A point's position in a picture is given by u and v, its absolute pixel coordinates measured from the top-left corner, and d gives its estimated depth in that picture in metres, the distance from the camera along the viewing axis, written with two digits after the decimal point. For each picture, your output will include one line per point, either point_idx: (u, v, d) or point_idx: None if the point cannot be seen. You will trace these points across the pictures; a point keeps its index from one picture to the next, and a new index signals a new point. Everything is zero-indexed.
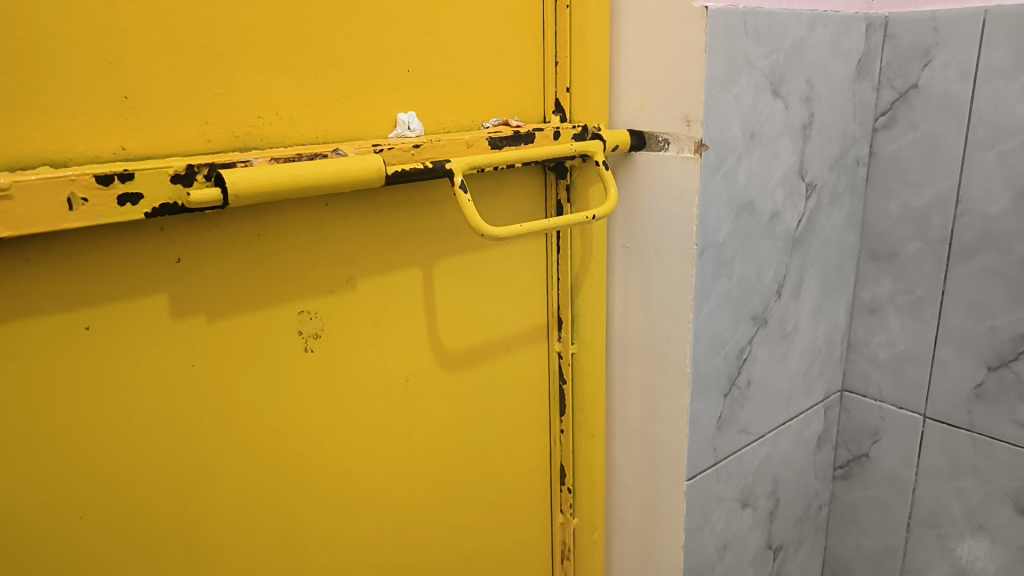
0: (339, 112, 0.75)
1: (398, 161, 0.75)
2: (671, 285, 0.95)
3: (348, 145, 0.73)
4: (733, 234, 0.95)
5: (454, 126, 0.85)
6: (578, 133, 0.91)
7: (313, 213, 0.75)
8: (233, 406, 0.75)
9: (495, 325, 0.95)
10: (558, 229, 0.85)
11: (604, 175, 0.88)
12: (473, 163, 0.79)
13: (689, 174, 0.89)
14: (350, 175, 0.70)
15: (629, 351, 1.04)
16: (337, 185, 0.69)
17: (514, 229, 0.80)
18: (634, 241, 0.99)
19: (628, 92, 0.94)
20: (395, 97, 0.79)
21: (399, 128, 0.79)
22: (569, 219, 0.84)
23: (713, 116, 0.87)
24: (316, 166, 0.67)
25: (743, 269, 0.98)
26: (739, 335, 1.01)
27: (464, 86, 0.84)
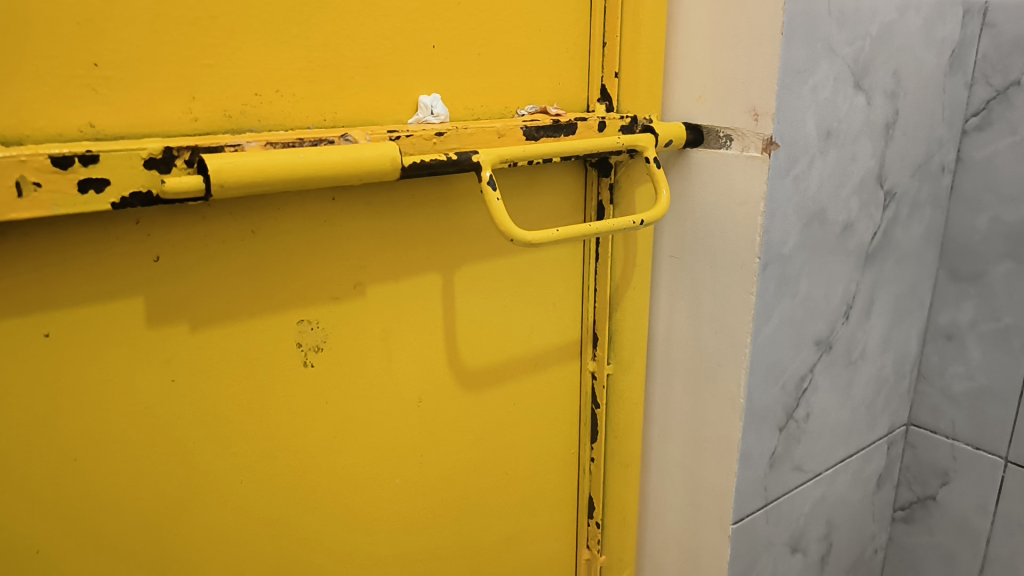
0: (351, 92, 0.65)
1: (417, 151, 0.64)
2: (727, 303, 0.83)
3: (359, 130, 0.62)
4: (800, 246, 0.82)
5: (484, 113, 0.74)
6: (627, 125, 0.79)
7: (317, 209, 0.65)
8: (218, 428, 0.65)
9: (521, 341, 0.84)
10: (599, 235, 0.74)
11: (654, 173, 0.77)
12: (505, 156, 0.68)
13: (753, 177, 0.77)
14: (359, 165, 0.59)
15: (673, 375, 0.92)
16: (343, 176, 0.59)
17: (550, 234, 0.69)
18: (684, 251, 0.87)
19: (685, 80, 0.82)
20: (416, 76, 0.68)
21: (421, 113, 0.68)
22: (613, 225, 0.73)
23: (786, 111, 0.75)
24: (320, 155, 0.57)
25: (809, 288, 0.86)
26: (800, 362, 0.89)
27: (497, 67, 0.73)
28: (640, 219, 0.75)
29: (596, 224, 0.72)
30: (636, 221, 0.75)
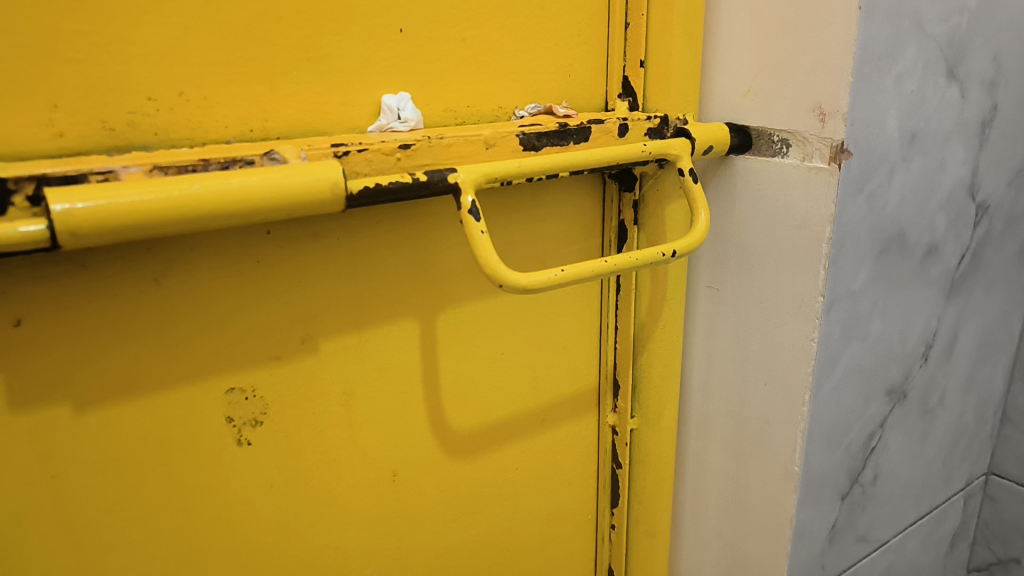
0: (289, 92, 0.49)
1: (374, 170, 0.48)
2: (780, 350, 0.66)
3: (290, 144, 0.46)
4: (873, 279, 0.65)
5: (471, 116, 0.57)
6: (656, 127, 0.63)
7: (247, 248, 0.50)
8: (123, 531, 0.50)
9: (523, 395, 0.68)
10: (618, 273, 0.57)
11: (690, 190, 0.61)
12: (493, 173, 0.52)
13: (818, 194, 0.60)
14: (286, 195, 0.43)
15: (709, 430, 0.75)
16: (266, 208, 0.43)
17: (549, 277, 0.53)
18: (725, 282, 0.70)
19: (729, 70, 0.65)
20: (378, 70, 0.52)
21: (385, 118, 0.52)
22: (637, 259, 0.57)
23: (862, 109, 0.57)
24: (235, 181, 0.41)
25: (882, 328, 0.69)
26: (868, 417, 0.72)
27: (486, 57, 0.57)
28: (671, 249, 0.58)
29: (614, 258, 0.57)
30: (666, 252, 0.58)
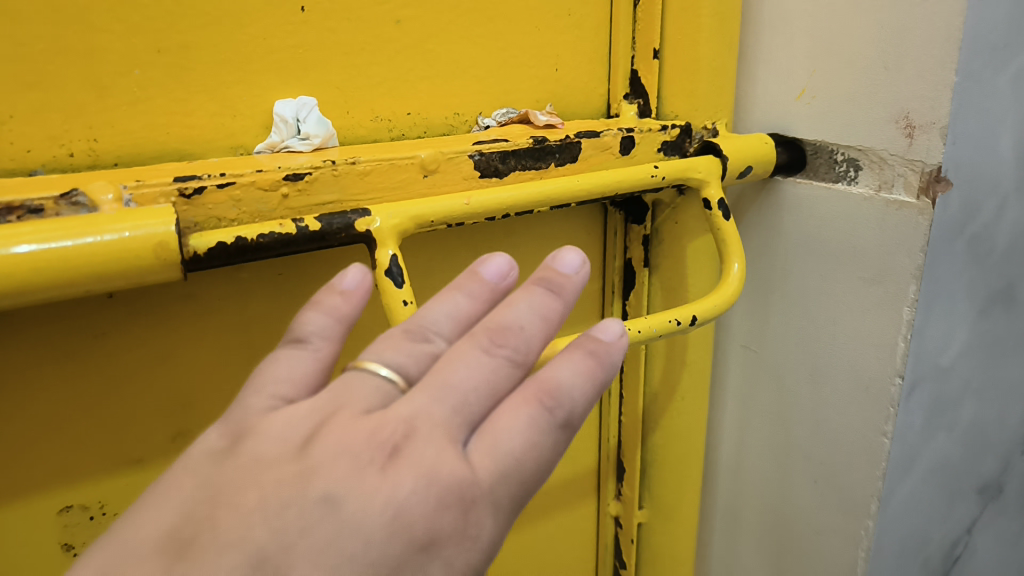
0: (127, 99, 0.34)
1: (250, 214, 0.33)
2: (839, 440, 0.49)
3: (108, 178, 0.31)
4: (970, 350, 0.48)
5: (413, 126, 0.42)
6: (674, 140, 0.47)
7: (75, 326, 0.34)
8: None
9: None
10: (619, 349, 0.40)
11: (720, 230, 0.45)
12: (428, 215, 0.36)
13: (900, 239, 0.42)
14: (71, 263, 0.27)
15: (741, 523, 0.59)
16: (29, 286, 0.27)
17: None
18: (765, 343, 0.54)
19: (777, 62, 0.48)
20: (270, 65, 0.37)
21: (278, 133, 0.37)
22: (638, 332, 0.40)
23: (967, 124, 0.40)
24: None
25: (977, 412, 0.51)
26: (953, 523, 0.55)
27: (436, 46, 0.41)
28: (690, 315, 0.42)
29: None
30: (682, 319, 0.42)
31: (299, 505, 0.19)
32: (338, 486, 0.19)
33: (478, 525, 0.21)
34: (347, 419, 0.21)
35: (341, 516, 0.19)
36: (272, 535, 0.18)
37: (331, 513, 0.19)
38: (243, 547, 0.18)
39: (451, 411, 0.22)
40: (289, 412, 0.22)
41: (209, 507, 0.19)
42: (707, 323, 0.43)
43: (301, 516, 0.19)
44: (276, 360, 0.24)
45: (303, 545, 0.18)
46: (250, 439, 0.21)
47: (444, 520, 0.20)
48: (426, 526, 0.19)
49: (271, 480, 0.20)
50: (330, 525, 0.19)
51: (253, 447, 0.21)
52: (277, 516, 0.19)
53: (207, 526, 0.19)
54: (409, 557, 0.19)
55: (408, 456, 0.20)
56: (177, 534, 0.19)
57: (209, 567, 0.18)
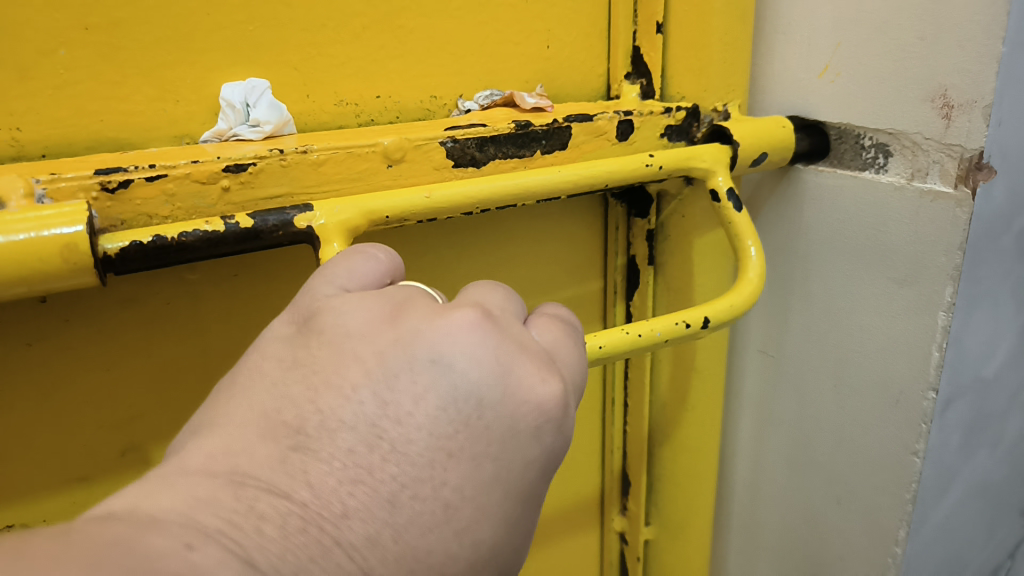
0: (52, 82, 0.30)
1: (187, 209, 0.30)
2: (865, 457, 0.44)
3: (19, 171, 0.28)
4: (1016, 359, 0.42)
5: (384, 110, 0.38)
6: (679, 124, 0.42)
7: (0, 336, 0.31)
8: None
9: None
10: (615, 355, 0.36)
11: (730, 223, 0.40)
12: (391, 210, 0.32)
13: (934, 236, 0.37)
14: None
15: (757, 540, 0.55)
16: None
17: None
18: (784, 347, 0.49)
19: (797, 35, 0.42)
20: (215, 43, 0.33)
21: (225, 119, 0.33)
22: (637, 337, 0.35)
23: (1017, 102, 0.34)
24: None
25: (1022, 426, 0.46)
26: (994, 548, 0.49)
27: (407, 21, 0.37)
28: (701, 317, 0.37)
29: (604, 336, 0.35)
30: (692, 322, 0.37)
31: (409, 381, 0.19)
32: (443, 353, 0.19)
33: (572, 405, 0.21)
34: (428, 304, 0.21)
35: (452, 387, 0.19)
36: (385, 411, 0.19)
37: (440, 380, 0.19)
38: (360, 428, 0.18)
39: (502, 301, 0.23)
40: (367, 295, 0.21)
41: (311, 390, 0.19)
42: (721, 326, 0.38)
43: (408, 389, 0.19)
44: (339, 260, 0.24)
45: (418, 423, 0.19)
46: (333, 318, 0.21)
47: (548, 388, 0.20)
48: (535, 390, 0.20)
49: (367, 354, 0.19)
50: (438, 391, 0.19)
51: (341, 327, 0.20)
52: (386, 389, 0.19)
53: (316, 409, 0.19)
54: (519, 424, 0.20)
55: (502, 328, 0.21)
56: (285, 419, 0.19)
57: (329, 452, 0.18)
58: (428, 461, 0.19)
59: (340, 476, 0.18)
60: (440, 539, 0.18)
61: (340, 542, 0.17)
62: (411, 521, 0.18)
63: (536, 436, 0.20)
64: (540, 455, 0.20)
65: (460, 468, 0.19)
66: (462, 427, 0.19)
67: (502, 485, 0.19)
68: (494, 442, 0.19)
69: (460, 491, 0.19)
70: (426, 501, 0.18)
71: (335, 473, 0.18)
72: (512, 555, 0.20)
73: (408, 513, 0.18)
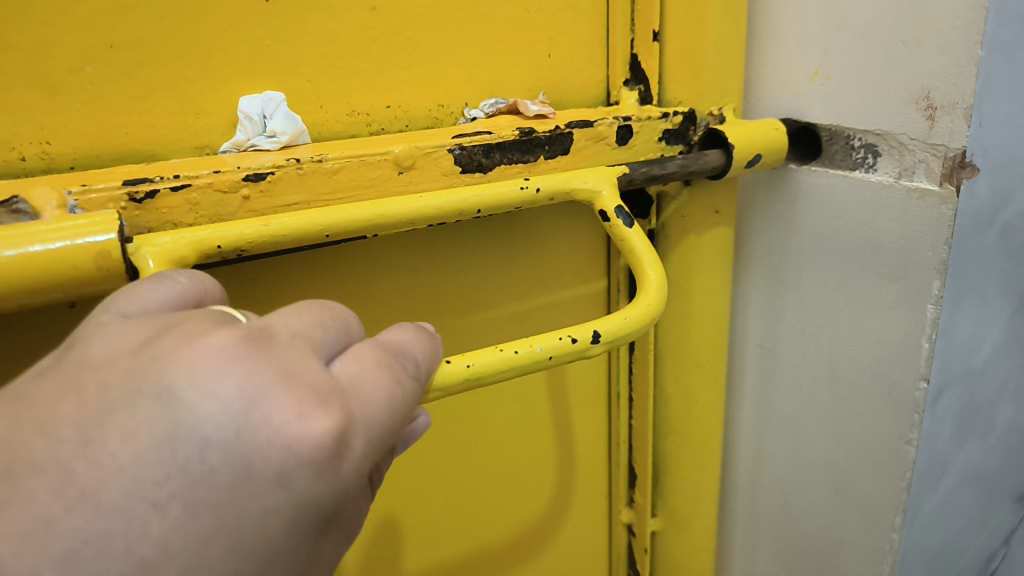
0: (79, 98, 0.32)
1: (209, 216, 0.31)
2: (861, 446, 0.46)
3: (51, 184, 0.29)
4: (1003, 351, 0.44)
5: (394, 119, 0.40)
6: (677, 128, 0.44)
7: (31, 340, 0.32)
8: None
9: (502, 509, 0.51)
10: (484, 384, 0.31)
11: (625, 243, 0.38)
12: (407, 214, 0.34)
13: (920, 233, 0.39)
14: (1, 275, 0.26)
15: (760, 531, 0.56)
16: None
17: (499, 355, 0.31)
18: (783, 343, 0.50)
19: (787, 41, 0.44)
20: (233, 58, 0.34)
21: (243, 130, 0.35)
22: (510, 354, 0.31)
23: (996, 103, 0.36)
24: None
25: (1010, 416, 0.47)
26: (987, 534, 0.51)
27: (415, 34, 0.39)
28: (591, 332, 0.33)
29: (477, 356, 0.30)
30: (579, 338, 0.33)
31: (122, 417, 0.16)
32: (175, 384, 0.16)
33: (351, 445, 0.18)
34: (195, 326, 0.18)
35: (175, 422, 0.16)
36: (86, 450, 0.15)
37: (160, 416, 0.16)
38: (51, 471, 0.15)
39: (303, 325, 0.20)
40: (132, 321, 0.19)
41: (6, 426, 0.16)
42: (618, 340, 0.34)
43: (120, 424, 0.16)
44: (141, 291, 0.21)
45: (120, 466, 0.15)
46: (79, 345, 0.18)
47: (309, 429, 0.17)
48: (292, 427, 0.17)
49: (93, 382, 0.17)
50: (160, 425, 0.16)
51: (82, 353, 0.18)
52: (93, 425, 0.16)
53: (4, 449, 0.15)
54: (262, 470, 0.16)
55: (272, 353, 0.18)
56: None
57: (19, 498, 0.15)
58: (129, 515, 0.15)
59: (9, 529, 0.14)
60: None
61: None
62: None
63: (283, 485, 0.17)
64: (288, 504, 0.17)
65: (172, 515, 0.15)
66: (185, 472, 0.16)
67: (229, 536, 0.16)
68: (228, 490, 0.16)
69: (167, 543, 0.15)
70: (121, 564, 0.15)
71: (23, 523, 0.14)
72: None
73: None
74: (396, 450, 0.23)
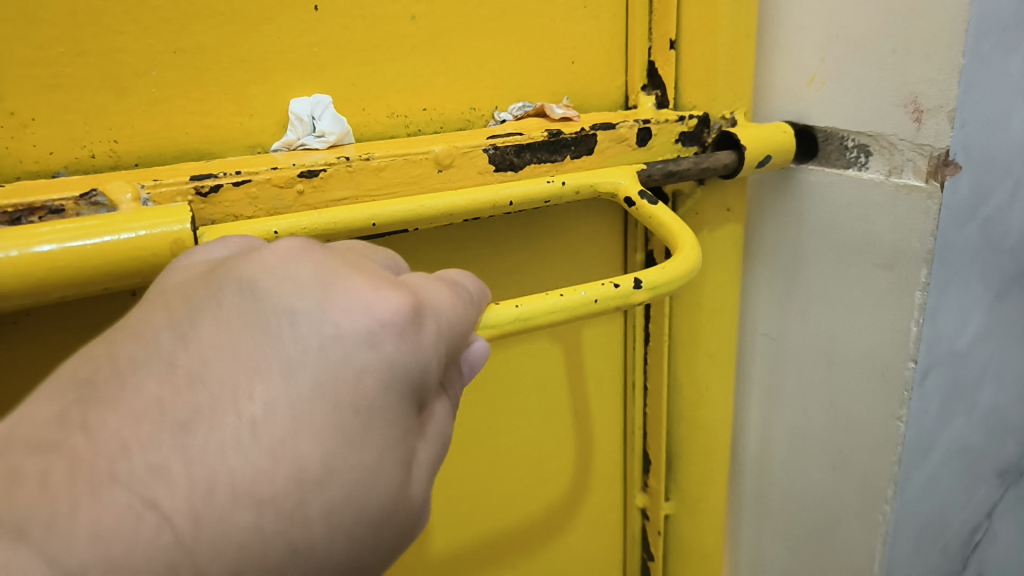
0: (145, 99, 0.34)
1: (268, 209, 0.34)
2: (856, 426, 0.48)
3: (125, 179, 0.32)
4: (987, 333, 0.46)
5: (429, 122, 0.42)
6: (692, 130, 0.47)
7: (95, 324, 0.35)
8: None
9: (525, 493, 0.54)
10: (534, 325, 0.33)
11: (650, 216, 0.40)
12: (448, 208, 0.37)
13: (906, 223, 0.41)
14: (86, 260, 0.28)
15: (767, 514, 0.59)
16: (43, 282, 0.27)
17: (551, 300, 0.33)
18: (783, 331, 0.53)
19: (789, 49, 0.47)
20: (284, 63, 0.37)
21: (293, 131, 0.37)
22: (561, 298, 0.33)
23: (978, 106, 0.38)
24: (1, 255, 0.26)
25: (993, 396, 0.49)
26: (972, 510, 0.52)
27: (450, 41, 0.41)
28: (633, 279, 0.35)
29: (526, 301, 0.32)
30: (621, 285, 0.35)
31: (209, 309, 0.17)
32: (252, 275, 0.17)
33: (427, 322, 0.18)
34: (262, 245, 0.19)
35: (261, 303, 0.17)
36: (183, 340, 0.16)
37: (242, 304, 0.17)
38: (153, 364, 0.16)
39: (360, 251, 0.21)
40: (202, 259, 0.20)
41: (105, 344, 0.16)
42: (660, 289, 0.36)
43: (207, 314, 0.16)
44: (203, 247, 0.21)
45: (216, 346, 0.16)
46: (157, 283, 0.19)
47: (386, 298, 0.17)
48: (371, 299, 0.17)
49: (175, 296, 0.17)
50: (247, 311, 0.16)
51: (159, 285, 0.19)
52: (184, 318, 0.16)
53: (105, 355, 0.16)
54: (349, 336, 0.17)
55: (336, 252, 0.19)
56: (71, 376, 0.16)
57: (125, 388, 0.15)
58: (231, 383, 0.15)
59: (122, 414, 0.15)
60: (251, 462, 0.15)
61: (113, 485, 0.14)
62: (221, 448, 0.15)
63: (373, 346, 0.17)
64: (382, 365, 0.17)
65: (274, 380, 0.16)
66: (277, 345, 0.16)
67: (331, 397, 0.16)
68: (322, 354, 0.16)
69: (273, 404, 0.16)
70: (235, 427, 0.15)
71: (132, 407, 0.15)
72: (377, 488, 0.17)
73: (208, 442, 0.15)
74: (463, 378, 0.22)
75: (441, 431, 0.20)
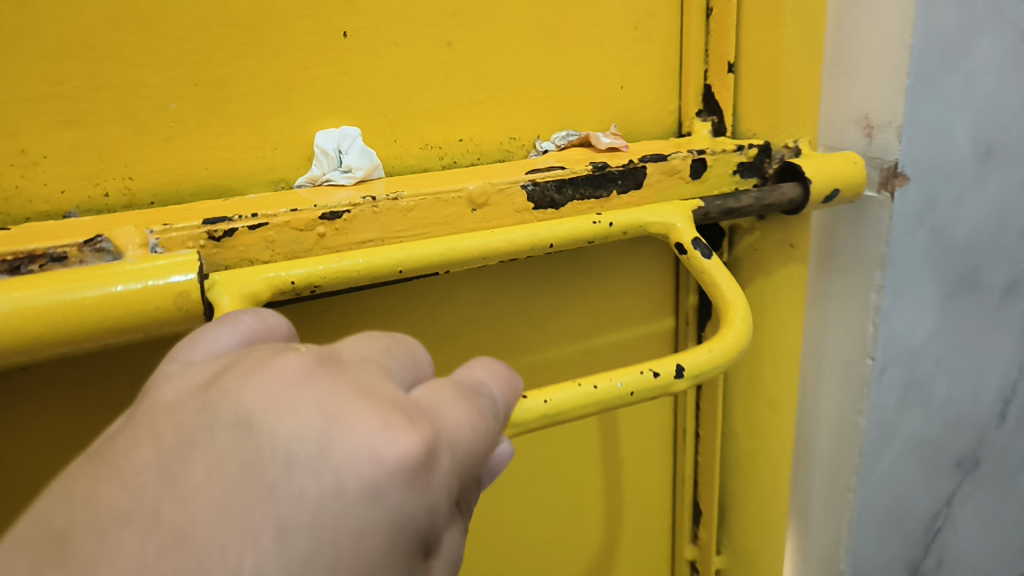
0: (163, 134, 0.32)
1: (286, 252, 0.31)
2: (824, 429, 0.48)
3: (135, 223, 0.29)
4: (946, 330, 0.45)
5: (466, 153, 0.39)
6: (750, 161, 0.42)
7: (108, 378, 0.32)
8: None
9: (563, 545, 0.50)
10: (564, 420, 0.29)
11: (702, 271, 0.36)
12: (483, 250, 0.33)
13: (862, 225, 0.41)
14: (87, 315, 0.26)
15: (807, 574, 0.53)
16: (39, 340, 0.25)
17: (582, 391, 0.30)
18: None
19: None
20: (312, 94, 0.34)
21: (319, 165, 0.35)
22: (592, 390, 0.30)
23: (925, 120, 0.38)
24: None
25: (949, 391, 0.47)
26: (937, 509, 0.51)
27: (489, 67, 0.38)
28: (673, 365, 0.32)
29: (554, 392, 0.29)
30: (662, 371, 0.31)
31: (203, 448, 0.13)
32: (251, 409, 0.14)
33: (441, 461, 0.15)
34: (265, 353, 0.16)
35: (258, 446, 0.13)
36: (174, 489, 0.13)
37: (239, 443, 0.14)
38: (135, 521, 0.12)
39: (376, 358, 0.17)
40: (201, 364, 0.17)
41: (82, 483, 0.13)
42: (703, 374, 0.32)
43: (198, 461, 0.13)
44: None
45: (207, 499, 0.13)
46: (149, 393, 0.16)
47: (400, 437, 0.14)
48: (382, 440, 0.14)
49: (166, 422, 0.14)
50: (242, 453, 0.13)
51: (148, 404, 0.15)
52: (172, 466, 0.13)
53: (84, 503, 0.13)
54: (354, 490, 0.13)
55: (347, 372, 0.15)
56: (41, 527, 0.12)
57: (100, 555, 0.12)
58: (220, 555, 0.12)
59: None
60: None
61: None
62: None
63: (377, 504, 0.13)
64: (387, 528, 0.14)
65: (269, 546, 0.12)
66: (275, 500, 0.13)
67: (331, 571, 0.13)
68: (321, 516, 0.13)
69: None
70: None
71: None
72: None
73: None
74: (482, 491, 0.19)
75: (456, 572, 0.16)
